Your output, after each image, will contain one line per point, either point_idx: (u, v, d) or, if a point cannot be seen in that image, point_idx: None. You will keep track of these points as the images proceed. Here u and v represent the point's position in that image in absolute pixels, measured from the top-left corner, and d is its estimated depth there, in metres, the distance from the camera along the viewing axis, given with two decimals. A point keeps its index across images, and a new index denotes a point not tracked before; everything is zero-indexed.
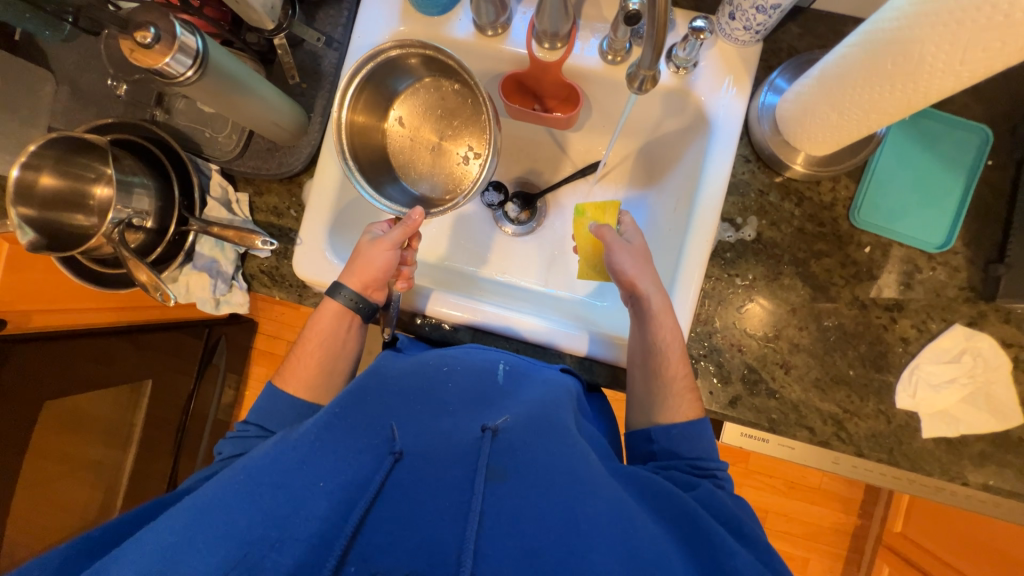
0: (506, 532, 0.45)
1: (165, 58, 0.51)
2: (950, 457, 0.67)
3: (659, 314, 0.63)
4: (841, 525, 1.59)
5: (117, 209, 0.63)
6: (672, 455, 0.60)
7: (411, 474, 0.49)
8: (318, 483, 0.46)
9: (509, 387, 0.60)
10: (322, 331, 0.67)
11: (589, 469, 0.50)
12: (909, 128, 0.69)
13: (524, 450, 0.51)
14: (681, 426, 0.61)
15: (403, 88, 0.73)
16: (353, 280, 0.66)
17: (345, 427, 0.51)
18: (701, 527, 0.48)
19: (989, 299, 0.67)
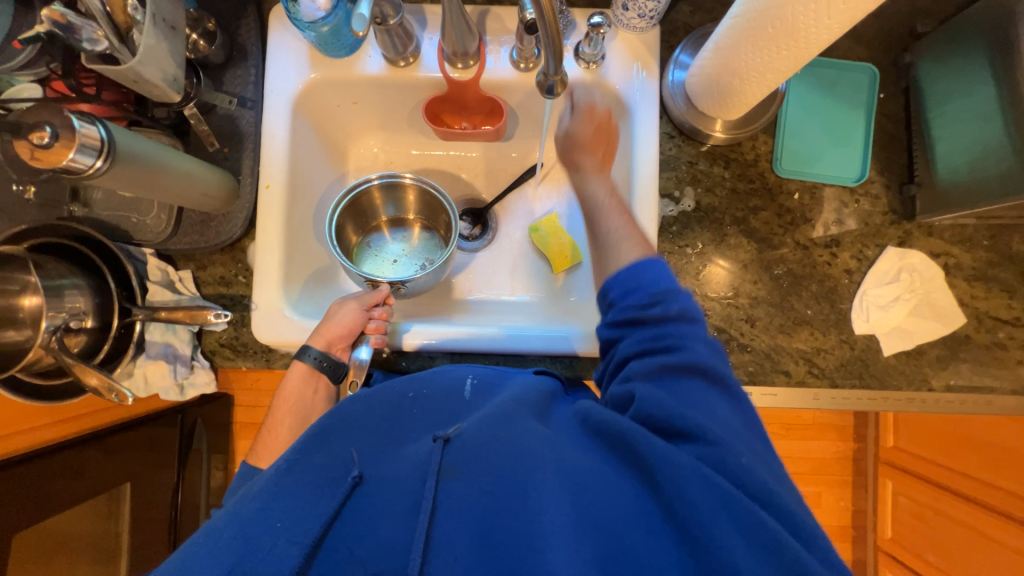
0: (457, 521, 0.43)
1: (69, 154, 0.49)
2: (912, 368, 0.72)
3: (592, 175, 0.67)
4: (841, 454, 1.60)
5: (50, 316, 0.60)
6: (627, 294, 0.54)
7: (371, 496, 0.47)
8: (275, 523, 0.44)
9: (476, 398, 0.56)
10: (291, 401, 0.68)
11: (544, 447, 0.46)
12: (808, 79, 0.74)
13: (478, 442, 0.48)
14: (624, 266, 0.56)
15: (393, 215, 0.84)
16: (320, 340, 0.68)
17: (305, 469, 0.48)
18: (644, 451, 0.43)
19: (911, 218, 0.72)
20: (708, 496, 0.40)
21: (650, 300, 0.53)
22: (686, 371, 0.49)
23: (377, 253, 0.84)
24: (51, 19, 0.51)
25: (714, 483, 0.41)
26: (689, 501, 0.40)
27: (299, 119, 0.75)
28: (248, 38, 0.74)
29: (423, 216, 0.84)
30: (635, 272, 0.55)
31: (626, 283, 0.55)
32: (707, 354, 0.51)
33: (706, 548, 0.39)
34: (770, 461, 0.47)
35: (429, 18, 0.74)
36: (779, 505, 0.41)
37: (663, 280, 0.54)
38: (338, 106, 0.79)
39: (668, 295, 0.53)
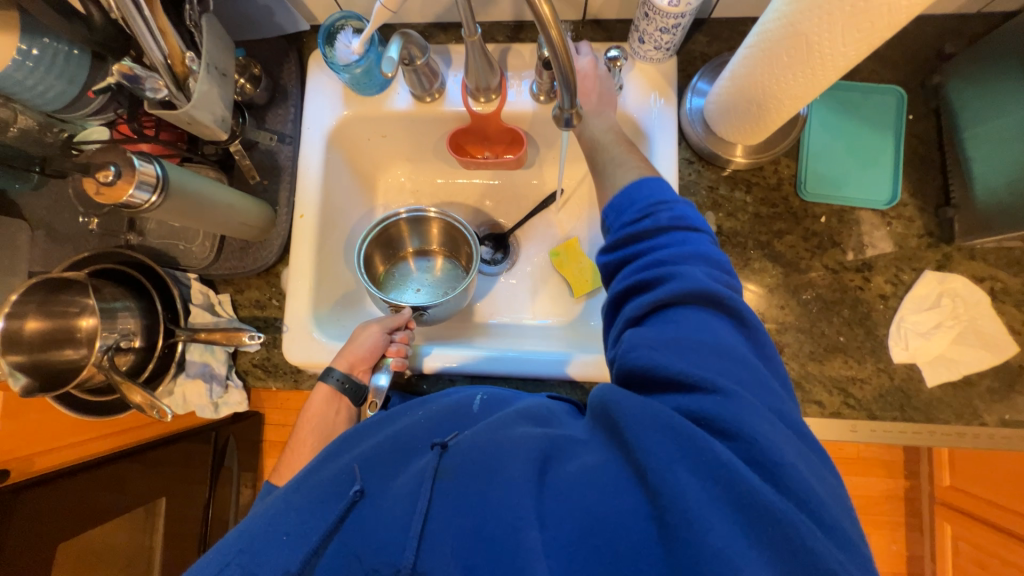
0: (445, 517, 0.42)
1: (129, 190, 0.54)
2: (960, 400, 0.67)
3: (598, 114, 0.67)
4: (890, 491, 1.50)
5: (103, 336, 0.65)
6: (621, 214, 0.58)
7: (371, 509, 0.46)
8: (281, 536, 0.45)
9: (481, 412, 0.56)
10: (316, 422, 0.69)
11: (529, 436, 0.46)
12: (831, 102, 0.73)
13: (471, 446, 0.47)
14: (619, 191, 0.59)
15: (419, 247, 0.88)
16: (343, 362, 0.71)
17: (311, 486, 0.49)
18: (620, 414, 0.44)
19: (949, 241, 0.69)
20: (671, 448, 0.40)
21: (639, 216, 0.55)
22: (686, 298, 0.49)
23: (403, 281, 0.87)
24: (121, 71, 0.57)
25: (679, 431, 0.41)
26: (662, 466, 0.39)
27: (332, 152, 0.80)
28: (289, 80, 0.80)
29: (445, 247, 0.87)
30: (628, 193, 0.58)
31: (620, 207, 0.58)
32: (705, 275, 0.50)
33: (680, 519, 0.37)
34: (768, 392, 0.45)
35: (454, 56, 0.79)
36: (756, 443, 0.40)
37: (655, 191, 0.57)
38: (369, 139, 0.84)
39: (652, 248, 0.54)
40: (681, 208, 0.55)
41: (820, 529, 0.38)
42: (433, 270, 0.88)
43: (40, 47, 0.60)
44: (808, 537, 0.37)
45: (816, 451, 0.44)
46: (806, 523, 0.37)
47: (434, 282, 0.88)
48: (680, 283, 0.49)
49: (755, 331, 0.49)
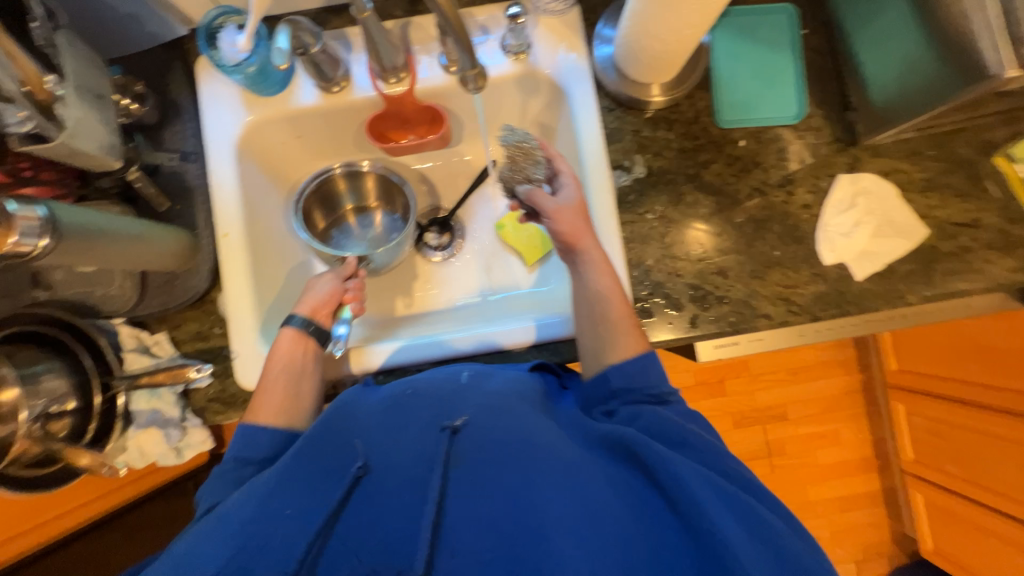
0: (468, 511, 0.46)
1: (12, 240, 0.47)
2: (886, 288, 0.73)
3: (597, 270, 0.65)
4: (849, 386, 1.70)
5: (30, 405, 0.59)
6: (634, 385, 0.59)
7: (375, 487, 0.49)
8: (286, 510, 0.47)
9: (471, 383, 0.56)
10: (286, 361, 0.66)
11: (555, 444, 0.50)
12: (730, 29, 0.76)
13: (485, 437, 0.50)
14: (630, 361, 0.60)
15: (357, 205, 0.85)
16: (304, 308, 0.69)
17: (311, 460, 0.50)
18: (648, 457, 0.48)
19: (854, 143, 0.74)
20: (714, 495, 0.46)
21: (652, 399, 0.58)
22: (689, 419, 0.56)
23: (346, 241, 0.85)
24: None
25: (719, 486, 0.47)
26: (688, 493, 0.45)
27: (245, 162, 0.75)
28: (179, 93, 0.74)
29: (382, 198, 0.84)
30: (642, 368, 0.60)
31: (631, 378, 0.59)
32: (688, 413, 0.58)
33: (706, 531, 0.43)
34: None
35: (353, 40, 0.75)
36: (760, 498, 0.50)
37: (663, 381, 0.59)
38: (283, 143, 0.80)
39: (660, 379, 0.60)
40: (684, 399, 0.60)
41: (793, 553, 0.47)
42: (375, 226, 0.86)
43: None
44: (809, 565, 0.45)
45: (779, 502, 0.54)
46: (810, 556, 0.45)
47: (376, 234, 0.86)
48: (674, 414, 0.56)
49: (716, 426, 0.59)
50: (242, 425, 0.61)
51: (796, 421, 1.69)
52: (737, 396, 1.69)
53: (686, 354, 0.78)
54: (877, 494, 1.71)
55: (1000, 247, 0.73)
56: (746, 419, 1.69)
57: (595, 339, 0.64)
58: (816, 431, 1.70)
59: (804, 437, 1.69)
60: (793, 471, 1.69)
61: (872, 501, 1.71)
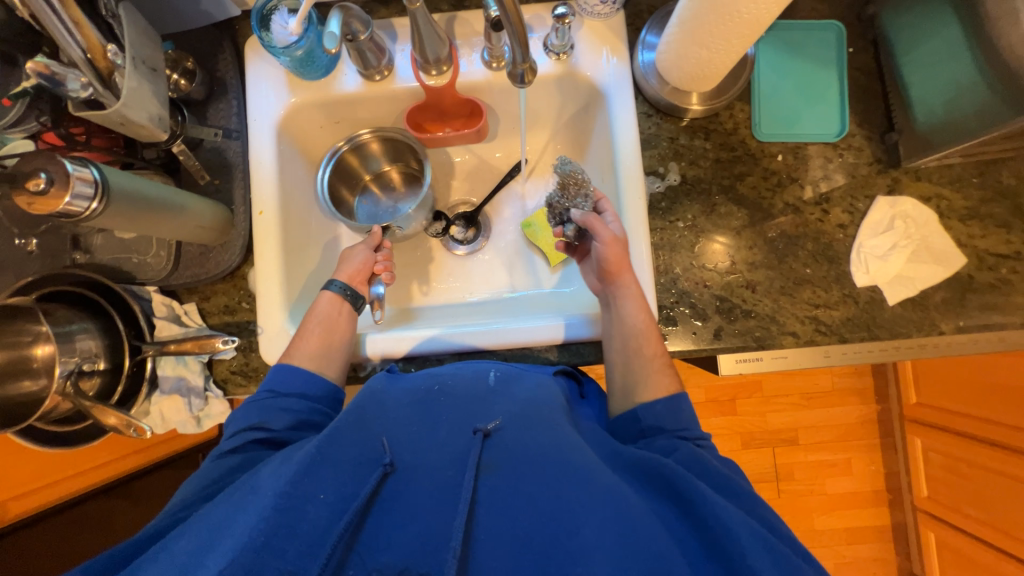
0: (500, 519, 0.46)
1: (65, 199, 0.49)
2: (919, 314, 0.71)
3: (633, 303, 0.65)
4: (865, 416, 1.66)
5: (63, 361, 0.61)
6: (660, 424, 0.59)
7: (406, 484, 0.48)
8: (319, 495, 0.45)
9: (500, 386, 0.58)
10: (324, 318, 0.67)
11: (589, 462, 0.49)
12: (775, 42, 0.75)
13: (518, 446, 0.50)
14: (662, 400, 0.60)
15: (375, 171, 0.86)
16: (342, 274, 0.71)
17: (344, 447, 0.49)
18: (685, 489, 0.47)
19: (896, 165, 0.72)
20: (753, 533, 0.44)
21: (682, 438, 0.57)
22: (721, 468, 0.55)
23: (370, 207, 0.86)
24: (36, 71, 0.51)
25: (758, 528, 0.45)
26: (728, 527, 0.43)
27: (284, 143, 0.77)
28: (226, 71, 0.76)
29: (396, 161, 0.86)
30: (674, 408, 0.59)
31: (661, 418, 0.59)
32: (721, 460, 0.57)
33: (742, 567, 0.41)
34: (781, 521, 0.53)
35: (399, 30, 0.76)
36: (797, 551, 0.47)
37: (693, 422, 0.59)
38: (322, 127, 0.81)
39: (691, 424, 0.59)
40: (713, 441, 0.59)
41: None
42: (392, 190, 0.87)
43: None
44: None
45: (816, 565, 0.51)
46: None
47: (395, 200, 0.87)
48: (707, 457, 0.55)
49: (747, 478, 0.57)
50: (277, 365, 0.64)
51: (807, 446, 1.66)
52: (748, 417, 1.67)
53: (707, 366, 0.78)
54: (886, 529, 1.66)
55: None
56: (756, 441, 1.66)
57: (627, 373, 0.64)
58: (827, 458, 1.66)
59: (814, 464, 1.66)
60: (800, 497, 1.66)
61: (881, 536, 1.66)
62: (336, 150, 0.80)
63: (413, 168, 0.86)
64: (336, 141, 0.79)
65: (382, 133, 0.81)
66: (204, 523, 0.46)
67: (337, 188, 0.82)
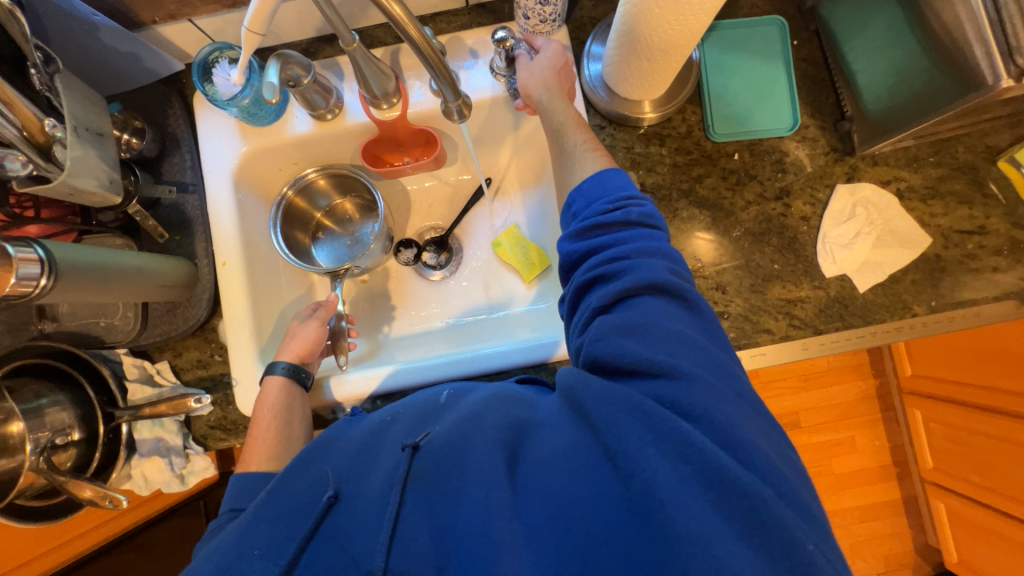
0: (418, 516, 0.46)
1: (12, 280, 0.48)
2: (890, 298, 0.71)
3: (553, 99, 0.68)
4: (865, 392, 1.66)
5: (33, 438, 0.61)
6: (591, 203, 0.60)
7: (346, 513, 0.48)
8: (252, 551, 0.47)
9: (452, 402, 0.55)
10: (275, 408, 0.66)
11: (506, 430, 0.49)
12: (719, 42, 0.75)
13: (442, 442, 0.49)
14: (589, 179, 0.62)
15: (326, 207, 0.86)
16: (287, 354, 0.69)
17: (282, 497, 0.50)
18: (586, 401, 0.47)
19: (852, 152, 0.73)
20: (639, 428, 0.43)
21: (612, 207, 0.58)
22: (647, 289, 0.53)
23: (326, 245, 0.86)
24: None
25: (645, 413, 0.44)
26: (623, 443, 0.43)
27: (242, 191, 0.76)
28: (177, 125, 0.76)
29: (346, 194, 0.86)
30: (600, 181, 0.60)
31: (590, 195, 0.60)
32: (661, 267, 0.54)
33: (641, 483, 0.41)
34: (732, 379, 0.49)
35: (344, 68, 0.76)
36: (711, 422, 0.43)
37: (626, 186, 0.59)
38: (280, 169, 0.81)
39: (619, 240, 0.56)
40: (650, 208, 0.59)
41: (780, 496, 0.41)
42: (348, 222, 0.87)
43: None
44: (774, 508, 0.39)
45: (774, 426, 0.48)
46: (772, 495, 0.40)
47: (351, 233, 0.87)
48: (636, 273, 0.53)
49: (703, 311, 0.54)
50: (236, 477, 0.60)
51: (809, 428, 1.66)
52: None
53: None
54: (897, 503, 1.66)
55: (1008, 254, 0.71)
56: None
57: (562, 171, 0.68)
58: (831, 439, 1.66)
59: (819, 445, 1.66)
60: None
61: (893, 510, 1.66)
62: (281, 198, 0.79)
63: (366, 199, 0.86)
64: (282, 189, 0.79)
65: (328, 170, 0.80)
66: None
67: (290, 234, 0.81)
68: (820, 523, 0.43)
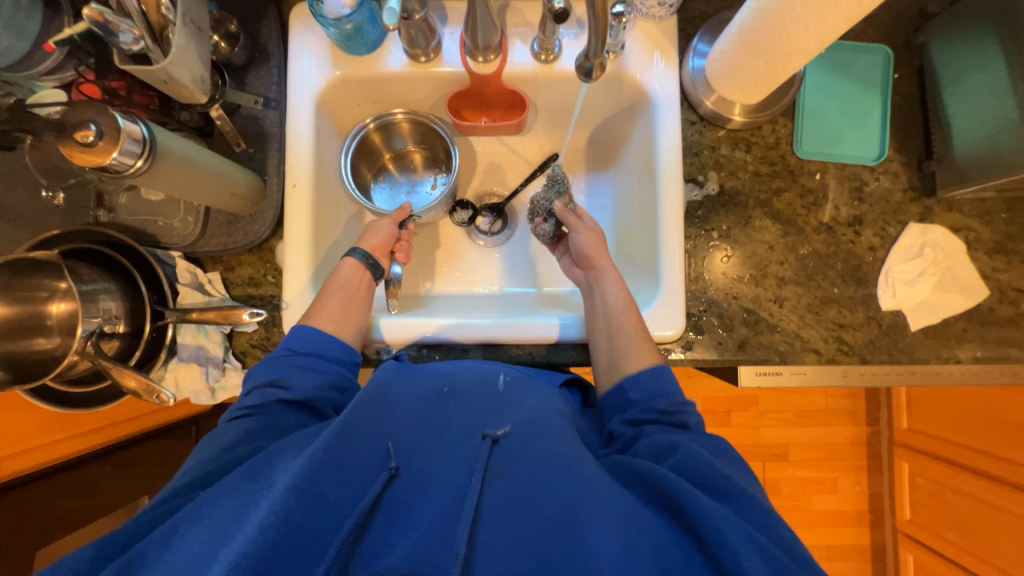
0: (503, 528, 0.46)
1: (113, 154, 0.47)
2: (938, 342, 0.73)
3: (611, 283, 0.70)
4: (854, 437, 1.70)
5: (85, 321, 0.60)
6: (649, 397, 0.61)
7: (412, 489, 0.49)
8: (327, 496, 0.44)
9: (510, 394, 0.58)
10: (346, 285, 0.68)
11: (594, 476, 0.49)
12: (823, 61, 0.75)
13: (529, 451, 0.50)
14: (646, 370, 0.63)
15: (397, 150, 0.85)
16: (365, 243, 0.72)
17: (346, 449, 0.47)
18: (681, 496, 0.47)
19: (930, 194, 0.73)
20: (754, 552, 0.43)
21: (672, 408, 0.60)
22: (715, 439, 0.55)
23: (386, 187, 0.86)
24: (91, 18, 0.49)
25: (764, 547, 0.43)
26: (725, 539, 0.43)
27: (323, 119, 0.75)
28: (269, 38, 0.74)
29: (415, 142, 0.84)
30: (658, 376, 0.62)
31: (651, 391, 0.62)
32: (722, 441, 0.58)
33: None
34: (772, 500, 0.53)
35: (449, 14, 0.75)
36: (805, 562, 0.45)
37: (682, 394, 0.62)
38: (359, 105, 0.80)
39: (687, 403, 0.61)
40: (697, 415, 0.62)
41: None
42: (413, 170, 0.86)
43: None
44: None
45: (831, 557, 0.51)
46: None
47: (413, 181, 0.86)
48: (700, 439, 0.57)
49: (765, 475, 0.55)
50: (297, 324, 0.65)
51: (795, 463, 1.69)
52: (741, 429, 1.69)
53: (726, 376, 0.79)
54: (865, 548, 1.71)
55: None
56: (746, 452, 1.69)
57: (609, 355, 0.66)
58: (815, 476, 1.70)
59: (801, 480, 1.69)
60: (785, 512, 1.70)
61: (859, 554, 1.71)
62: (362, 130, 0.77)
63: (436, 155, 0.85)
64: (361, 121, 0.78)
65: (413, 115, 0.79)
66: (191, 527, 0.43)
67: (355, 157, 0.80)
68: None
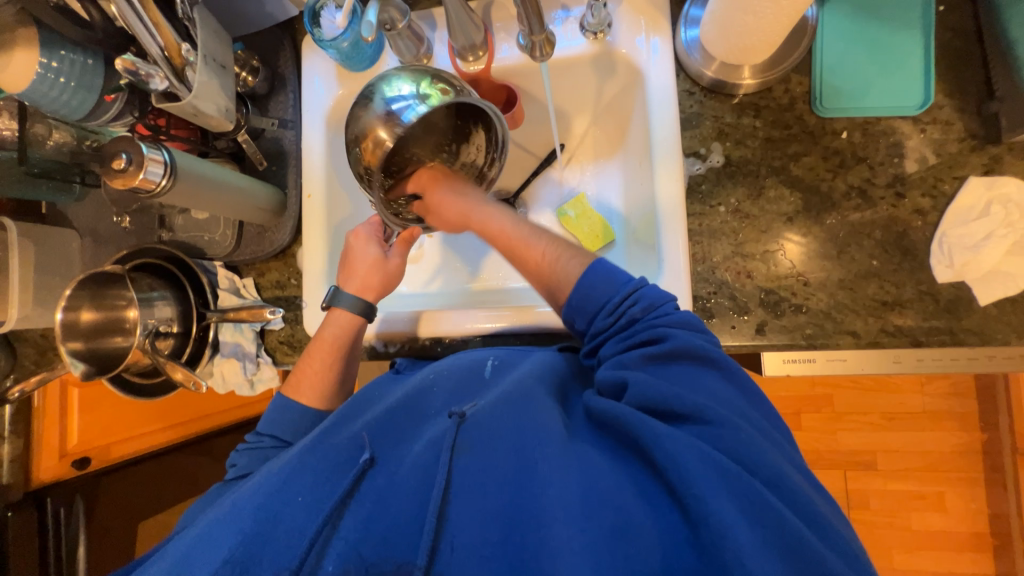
0: (468, 501, 0.46)
1: (140, 175, 0.58)
2: (1019, 317, 0.61)
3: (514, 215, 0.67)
4: (965, 446, 1.43)
5: (143, 322, 0.71)
6: (588, 317, 0.56)
7: (384, 475, 0.50)
8: (296, 498, 0.49)
9: (497, 375, 0.60)
10: (345, 343, 0.70)
11: (553, 426, 0.50)
12: (844, 5, 0.67)
13: (490, 420, 0.51)
14: (572, 289, 0.57)
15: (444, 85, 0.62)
16: (359, 292, 0.71)
17: (324, 451, 0.53)
18: (642, 433, 0.45)
19: (997, 141, 0.62)
20: (717, 481, 0.41)
21: (626, 335, 0.53)
22: (678, 356, 0.50)
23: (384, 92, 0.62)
24: (124, 67, 0.59)
25: (727, 470, 0.41)
26: (678, 465, 0.42)
27: (333, 133, 0.81)
28: (286, 67, 0.83)
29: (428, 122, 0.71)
30: (585, 288, 0.56)
31: (586, 304, 0.56)
32: (697, 337, 0.52)
33: (697, 508, 0.40)
34: (768, 430, 0.48)
35: (438, 19, 0.78)
36: (787, 492, 0.42)
37: (635, 300, 0.54)
38: None
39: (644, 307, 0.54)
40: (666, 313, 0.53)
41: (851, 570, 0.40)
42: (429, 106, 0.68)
43: (60, 60, 0.63)
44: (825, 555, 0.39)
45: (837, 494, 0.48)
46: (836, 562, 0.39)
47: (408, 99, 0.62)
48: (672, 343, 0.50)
49: (740, 379, 0.50)
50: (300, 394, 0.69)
51: (887, 473, 1.46)
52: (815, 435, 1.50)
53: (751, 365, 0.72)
54: None
55: None
56: (821, 460, 1.49)
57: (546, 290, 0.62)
58: (913, 490, 1.45)
59: (895, 494, 1.46)
60: (875, 529, 1.47)
61: None
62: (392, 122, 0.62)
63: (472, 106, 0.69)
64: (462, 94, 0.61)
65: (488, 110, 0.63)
66: (177, 548, 0.48)
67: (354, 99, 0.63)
68: (849, 556, 0.41)
